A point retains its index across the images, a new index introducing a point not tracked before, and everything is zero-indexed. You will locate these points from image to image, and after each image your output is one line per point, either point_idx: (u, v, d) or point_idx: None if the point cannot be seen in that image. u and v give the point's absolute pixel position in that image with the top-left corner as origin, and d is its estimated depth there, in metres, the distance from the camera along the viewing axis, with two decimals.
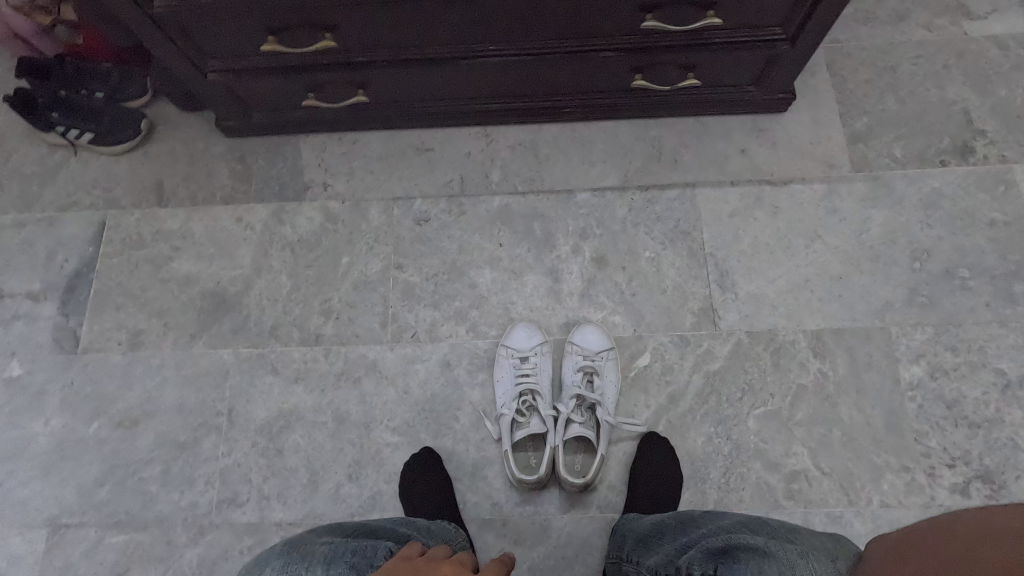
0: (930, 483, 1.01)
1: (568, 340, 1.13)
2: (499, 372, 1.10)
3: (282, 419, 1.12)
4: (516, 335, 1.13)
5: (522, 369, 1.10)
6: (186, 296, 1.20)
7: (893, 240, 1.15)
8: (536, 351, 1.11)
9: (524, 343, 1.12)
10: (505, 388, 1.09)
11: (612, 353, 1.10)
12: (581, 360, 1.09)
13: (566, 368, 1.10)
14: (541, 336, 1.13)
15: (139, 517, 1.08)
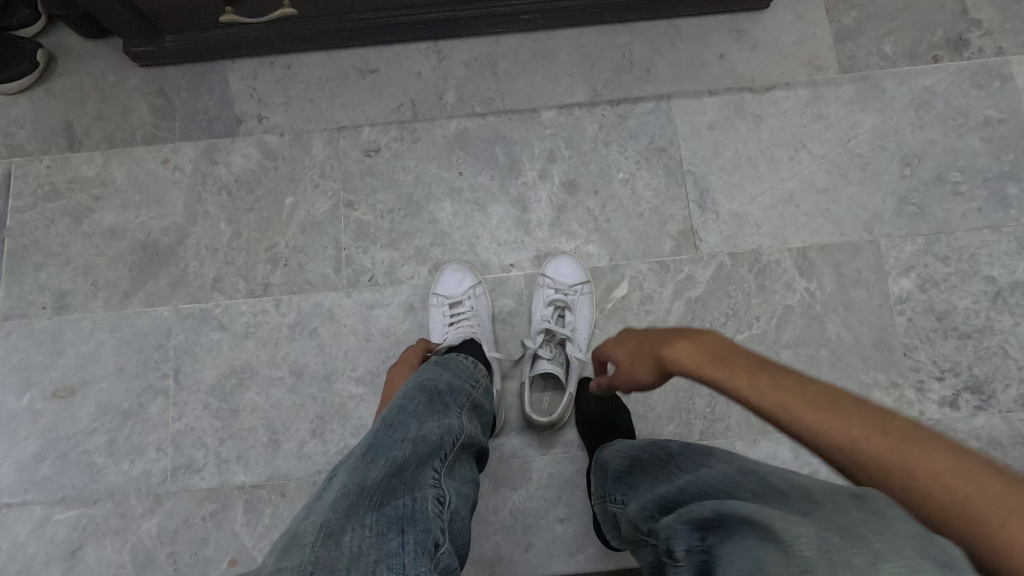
0: (919, 398, 0.98)
1: (540, 273, 1.04)
2: (432, 323, 1.02)
3: (235, 377, 1.03)
4: (446, 280, 1.03)
5: (455, 315, 1.01)
6: (114, 251, 1.08)
7: (882, 145, 1.07)
8: (468, 295, 1.02)
9: (456, 287, 1.02)
10: (439, 337, 1.01)
11: (588, 288, 1.02)
12: (553, 293, 1.01)
13: (536, 301, 1.02)
14: (474, 278, 1.03)
15: (87, 491, 0.99)
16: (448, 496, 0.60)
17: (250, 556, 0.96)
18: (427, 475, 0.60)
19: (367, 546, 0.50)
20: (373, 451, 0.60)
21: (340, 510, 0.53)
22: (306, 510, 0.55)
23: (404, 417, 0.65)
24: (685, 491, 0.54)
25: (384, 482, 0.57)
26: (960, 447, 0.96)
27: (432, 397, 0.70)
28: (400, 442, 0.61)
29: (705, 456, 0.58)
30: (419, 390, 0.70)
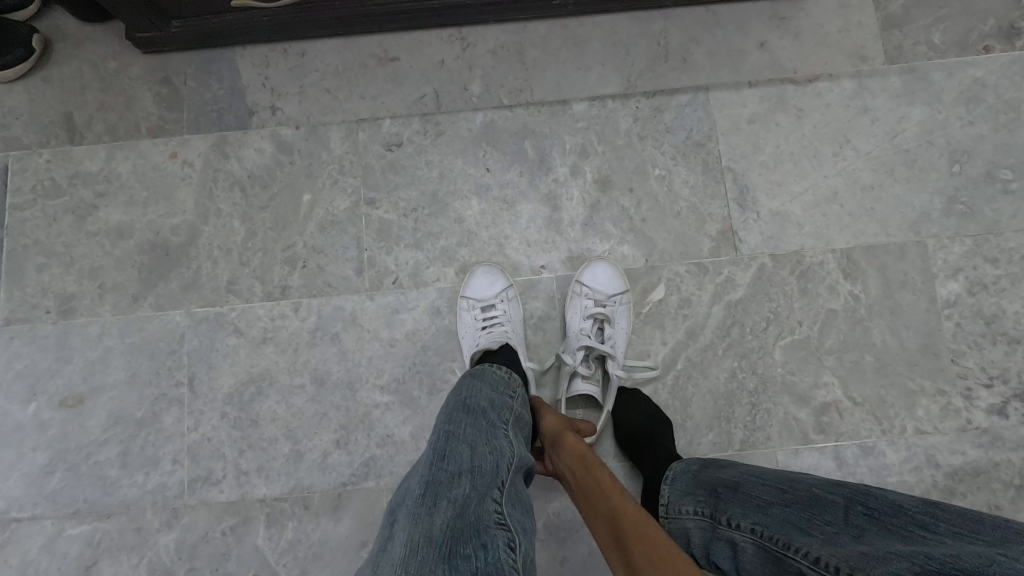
0: (966, 406, 0.95)
1: (576, 280, 0.99)
2: (461, 326, 0.98)
3: (253, 385, 0.98)
4: (476, 283, 0.99)
5: (487, 319, 0.96)
6: (121, 251, 1.02)
7: (930, 141, 1.02)
8: (501, 298, 0.98)
9: (488, 290, 0.98)
10: (470, 343, 0.97)
11: (626, 297, 0.98)
12: (592, 305, 0.97)
13: (573, 312, 0.98)
14: (506, 280, 0.99)
15: (100, 505, 0.95)
16: (517, 534, 0.57)
17: (273, 572, 0.92)
18: (489, 511, 0.59)
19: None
20: (432, 494, 0.59)
21: (415, 567, 0.52)
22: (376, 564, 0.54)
23: (456, 448, 0.65)
24: (892, 545, 0.50)
25: (449, 529, 0.56)
26: (1008, 457, 0.93)
27: (476, 418, 0.70)
28: (456, 480, 0.61)
29: (893, 504, 0.54)
30: (463, 411, 0.70)
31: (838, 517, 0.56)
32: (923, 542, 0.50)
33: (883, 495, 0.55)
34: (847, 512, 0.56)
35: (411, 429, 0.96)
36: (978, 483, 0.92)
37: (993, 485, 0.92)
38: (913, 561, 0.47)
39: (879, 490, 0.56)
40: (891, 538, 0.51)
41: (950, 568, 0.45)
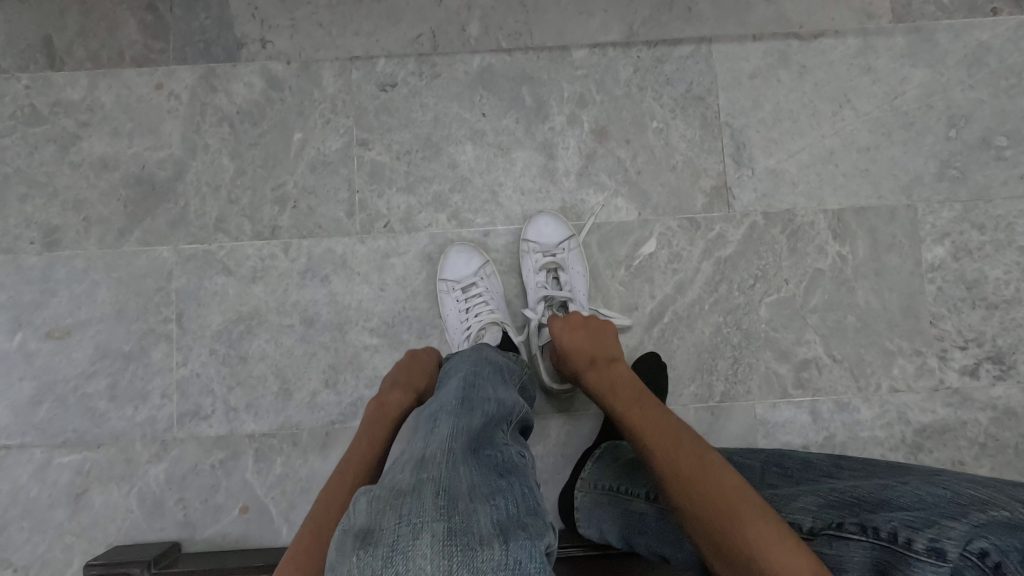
0: (940, 367, 0.98)
1: (522, 237, 1.00)
2: (445, 311, 0.97)
3: (242, 323, 0.98)
4: (452, 263, 0.98)
5: (469, 300, 0.96)
6: (106, 184, 1.00)
7: (929, 104, 1.01)
8: (480, 276, 0.98)
9: (465, 270, 0.97)
10: (458, 326, 0.97)
11: (574, 242, 0.98)
12: (542, 257, 0.97)
13: (526, 269, 0.99)
14: (481, 257, 0.99)
15: (89, 436, 0.96)
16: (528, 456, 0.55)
17: (262, 504, 0.95)
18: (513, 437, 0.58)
19: (478, 480, 0.47)
20: (465, 403, 0.58)
21: (461, 451, 0.50)
22: (416, 446, 0.52)
23: (483, 381, 0.63)
24: (803, 488, 0.54)
25: (484, 431, 0.55)
26: (976, 416, 0.96)
27: (497, 367, 0.70)
28: (489, 398, 0.60)
29: (803, 461, 0.59)
30: (489, 363, 0.69)
31: (754, 477, 0.61)
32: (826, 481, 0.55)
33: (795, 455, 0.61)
34: (763, 472, 0.61)
35: None
36: (944, 440, 0.96)
37: (959, 442, 0.96)
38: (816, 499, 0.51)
39: (785, 451, 0.62)
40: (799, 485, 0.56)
41: (849, 496, 0.49)
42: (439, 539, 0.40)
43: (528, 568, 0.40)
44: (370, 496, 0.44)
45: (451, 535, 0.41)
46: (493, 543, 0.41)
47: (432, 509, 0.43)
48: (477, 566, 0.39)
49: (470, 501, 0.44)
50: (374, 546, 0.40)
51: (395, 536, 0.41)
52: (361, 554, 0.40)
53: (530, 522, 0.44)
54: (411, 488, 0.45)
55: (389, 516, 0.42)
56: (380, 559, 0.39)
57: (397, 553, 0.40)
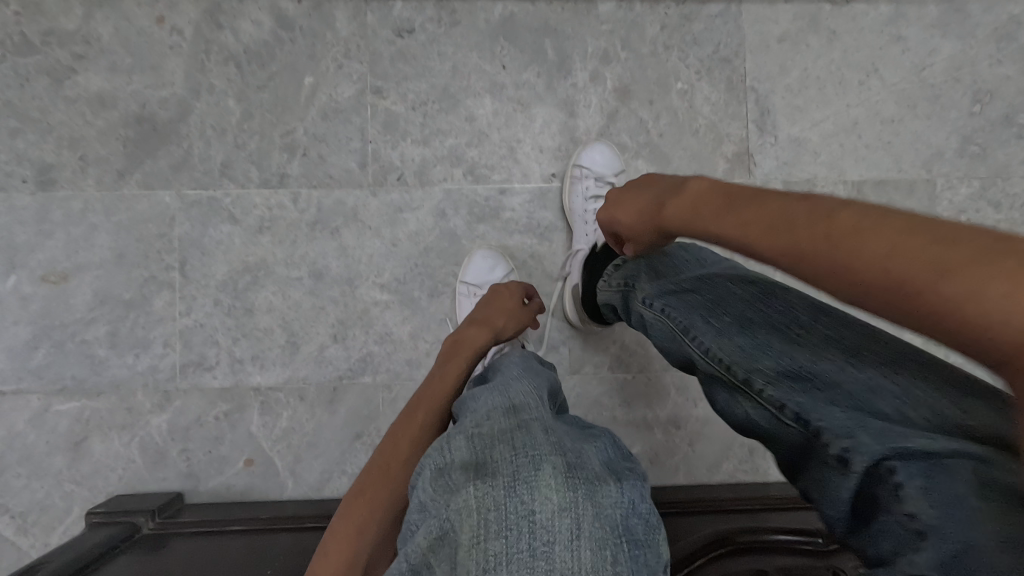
0: (946, 342, 0.99)
1: (574, 163, 0.96)
2: (460, 312, 0.95)
3: (248, 274, 0.95)
4: (476, 265, 0.95)
5: None
6: (103, 122, 0.95)
7: (956, 78, 1.00)
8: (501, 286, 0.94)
9: (488, 276, 0.94)
10: None
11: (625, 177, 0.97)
12: (598, 184, 0.95)
13: (579, 194, 0.95)
14: (507, 266, 0.95)
15: (89, 383, 0.93)
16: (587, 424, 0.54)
17: (267, 457, 0.94)
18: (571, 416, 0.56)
19: (570, 429, 0.46)
20: (532, 372, 0.57)
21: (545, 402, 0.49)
22: (494, 397, 0.49)
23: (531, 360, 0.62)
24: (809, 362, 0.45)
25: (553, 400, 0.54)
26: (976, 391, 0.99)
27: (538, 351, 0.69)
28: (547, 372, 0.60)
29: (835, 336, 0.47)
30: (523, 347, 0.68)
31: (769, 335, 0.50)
32: (850, 358, 0.44)
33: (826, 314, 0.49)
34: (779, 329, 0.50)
35: (410, 330, 0.96)
36: None
37: None
38: (827, 387, 0.43)
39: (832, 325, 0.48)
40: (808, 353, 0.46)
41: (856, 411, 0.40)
42: (561, 472, 0.39)
43: (642, 509, 0.39)
44: (472, 433, 0.42)
45: (571, 469, 0.39)
46: (610, 481, 0.40)
47: (545, 443, 0.41)
48: (599, 500, 0.38)
49: (576, 442, 0.43)
50: (491, 478, 0.38)
51: (513, 468, 0.39)
52: (480, 485, 0.38)
53: (632, 464, 0.43)
54: (514, 426, 0.43)
55: (500, 450, 0.40)
56: (503, 489, 0.38)
57: (518, 483, 0.38)
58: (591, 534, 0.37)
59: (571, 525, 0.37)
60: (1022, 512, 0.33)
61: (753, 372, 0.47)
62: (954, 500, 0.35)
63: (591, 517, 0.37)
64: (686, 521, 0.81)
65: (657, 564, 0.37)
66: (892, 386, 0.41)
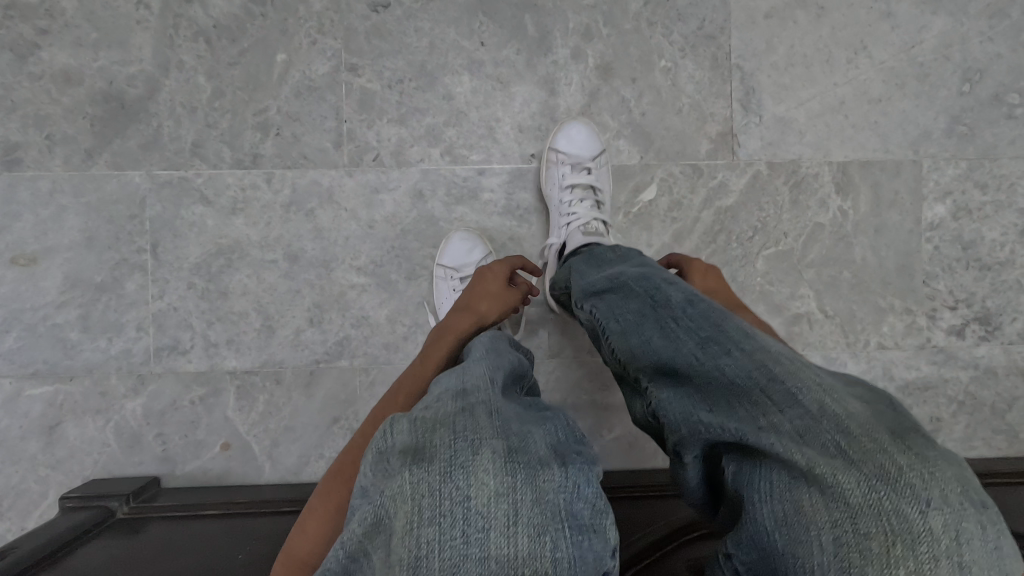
0: (928, 325, 0.98)
1: (550, 146, 0.94)
2: (438, 296, 0.94)
3: (221, 256, 0.93)
4: (453, 248, 0.93)
5: (464, 291, 0.93)
6: (70, 100, 0.92)
7: (946, 56, 0.98)
8: (479, 269, 0.93)
9: (466, 259, 0.93)
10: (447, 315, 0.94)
11: (602, 157, 0.95)
12: (574, 166, 0.92)
13: (556, 178, 0.93)
14: (485, 248, 0.94)
15: (62, 367, 0.92)
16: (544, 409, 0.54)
17: (244, 441, 0.93)
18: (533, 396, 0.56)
19: (522, 411, 0.46)
20: (494, 351, 0.55)
21: (500, 384, 0.48)
22: (451, 381, 0.48)
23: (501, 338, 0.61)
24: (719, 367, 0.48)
25: (513, 380, 0.53)
26: (957, 374, 0.98)
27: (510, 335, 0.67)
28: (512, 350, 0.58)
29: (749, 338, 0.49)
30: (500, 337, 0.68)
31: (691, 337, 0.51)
32: (737, 367, 0.47)
33: (728, 319, 0.51)
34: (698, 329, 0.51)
35: (387, 313, 0.95)
36: (925, 397, 0.98)
37: (938, 399, 0.98)
38: (714, 402, 0.47)
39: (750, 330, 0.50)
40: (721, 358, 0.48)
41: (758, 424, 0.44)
42: (500, 456, 0.39)
43: (587, 493, 0.39)
44: (413, 416, 0.42)
45: (510, 453, 0.39)
46: (553, 465, 0.40)
47: (488, 426, 0.41)
48: (540, 486, 0.38)
49: (523, 424, 0.43)
50: (428, 463, 0.38)
51: (452, 452, 0.39)
52: (413, 471, 0.38)
53: (582, 448, 0.43)
54: (459, 409, 0.43)
55: (440, 433, 0.40)
56: (438, 475, 0.38)
57: (455, 468, 0.38)
58: (527, 521, 0.37)
59: (507, 512, 0.37)
60: (882, 520, 0.39)
61: (650, 382, 0.52)
62: (799, 529, 0.41)
63: (528, 503, 0.38)
64: (663, 505, 0.81)
65: (599, 548, 0.38)
66: (800, 395, 0.44)
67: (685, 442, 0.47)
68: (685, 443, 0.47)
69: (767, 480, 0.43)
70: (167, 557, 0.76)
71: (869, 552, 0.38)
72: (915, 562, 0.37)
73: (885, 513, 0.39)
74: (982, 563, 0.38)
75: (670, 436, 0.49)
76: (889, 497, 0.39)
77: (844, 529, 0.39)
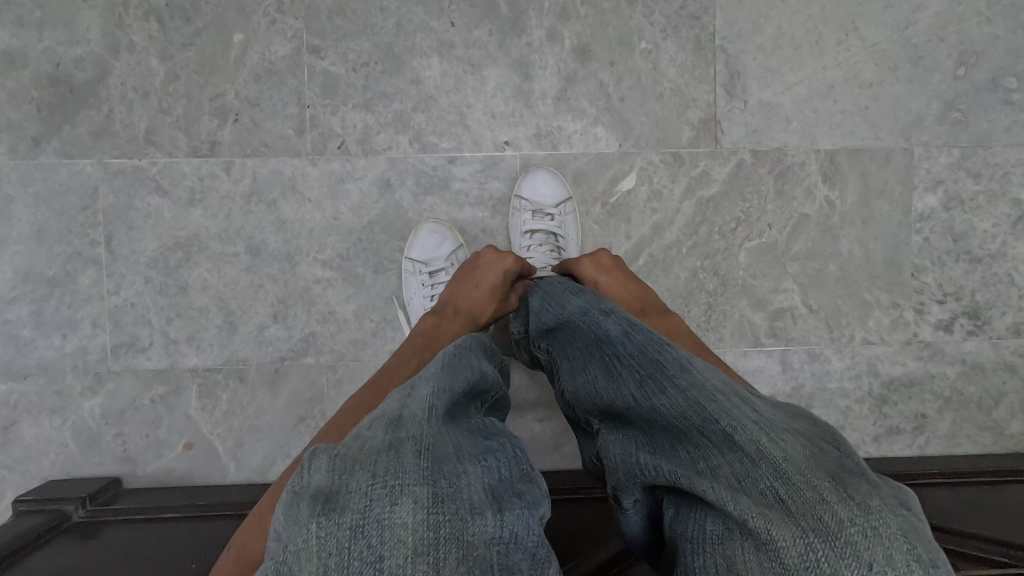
0: (916, 320, 0.95)
1: (514, 193, 0.92)
2: (407, 292, 0.90)
3: (180, 249, 0.89)
4: (422, 242, 0.89)
5: (434, 286, 0.90)
6: (14, 84, 0.87)
7: (941, 37, 0.93)
8: (449, 263, 0.89)
9: (435, 253, 0.89)
10: (417, 312, 0.90)
11: (570, 205, 0.91)
12: (537, 218, 0.90)
13: (518, 227, 0.92)
14: (455, 241, 0.90)
15: (15, 366, 0.88)
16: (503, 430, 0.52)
17: (207, 441, 0.90)
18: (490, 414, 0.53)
19: (466, 440, 0.44)
20: (450, 365, 0.50)
21: (443, 410, 0.45)
22: (391, 404, 0.46)
23: (467, 344, 0.56)
24: (657, 405, 0.47)
25: (466, 399, 0.49)
26: (944, 370, 0.95)
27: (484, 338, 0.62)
28: (473, 363, 0.53)
29: (688, 370, 0.48)
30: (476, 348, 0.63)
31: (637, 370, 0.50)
32: (673, 407, 0.46)
33: (667, 348, 0.50)
34: (643, 364, 0.50)
35: (355, 309, 0.91)
36: (910, 392, 0.95)
37: (923, 395, 0.95)
38: (656, 446, 0.47)
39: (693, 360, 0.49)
40: (659, 394, 0.47)
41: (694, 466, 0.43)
42: (422, 506, 0.37)
43: (524, 543, 0.39)
44: (334, 453, 0.40)
45: (435, 503, 0.38)
46: (485, 513, 0.38)
47: (411, 469, 0.39)
48: (467, 539, 0.37)
49: (458, 461, 0.41)
50: (338, 515, 0.37)
51: (367, 502, 0.37)
52: (322, 522, 0.36)
53: (526, 488, 0.42)
54: (386, 446, 0.41)
55: (357, 477, 0.39)
56: (348, 528, 0.36)
57: (367, 522, 0.37)
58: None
59: (427, 572, 0.36)
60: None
61: (601, 425, 0.54)
62: None
63: (451, 560, 0.36)
64: None
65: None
66: (740, 436, 0.43)
67: (624, 486, 0.49)
68: (625, 487, 0.49)
69: (702, 531, 0.42)
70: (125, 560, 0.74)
71: None
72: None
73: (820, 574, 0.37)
74: None
75: (614, 479, 0.51)
76: (828, 557, 0.37)
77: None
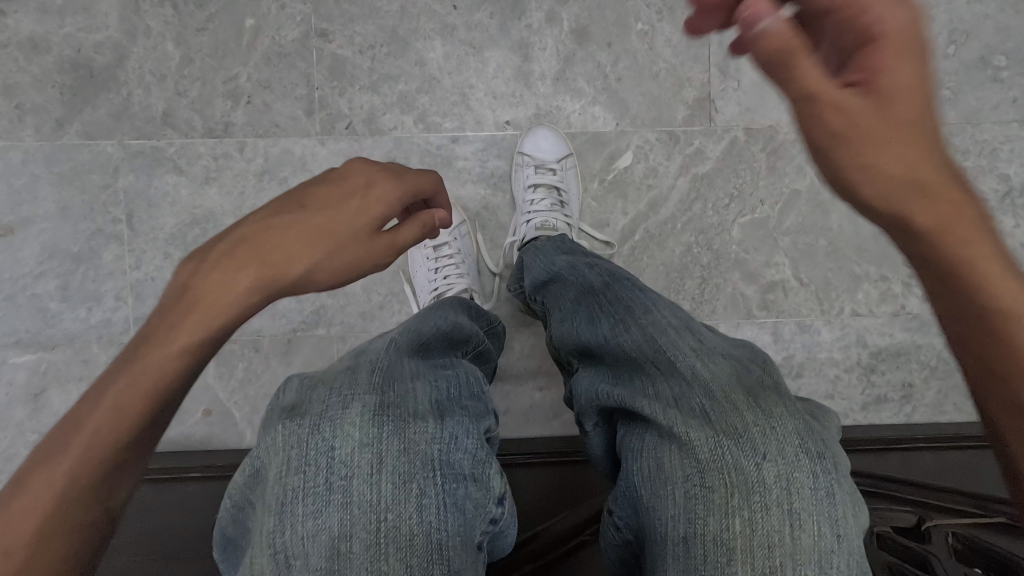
0: (904, 293, 0.98)
1: (518, 150, 0.95)
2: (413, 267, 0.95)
3: (196, 226, 0.94)
4: None
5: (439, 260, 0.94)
6: (38, 69, 0.91)
7: (931, 16, 0.95)
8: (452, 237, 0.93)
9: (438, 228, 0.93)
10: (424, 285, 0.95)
11: (571, 161, 0.95)
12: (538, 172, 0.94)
13: (519, 182, 0.95)
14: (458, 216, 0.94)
15: (44, 336, 0.94)
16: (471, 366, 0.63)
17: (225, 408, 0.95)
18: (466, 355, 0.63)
19: (423, 367, 0.55)
20: (421, 316, 0.63)
21: (405, 344, 0.56)
22: (367, 345, 0.58)
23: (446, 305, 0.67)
24: (621, 340, 0.56)
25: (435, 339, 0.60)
26: (931, 341, 0.99)
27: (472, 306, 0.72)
28: (447, 316, 0.64)
29: (650, 312, 0.58)
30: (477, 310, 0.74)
31: (614, 310, 0.60)
32: (634, 342, 0.56)
33: (638, 295, 0.60)
34: (615, 308, 0.60)
35: (363, 282, 0.95)
36: (897, 363, 0.99)
37: (911, 365, 0.99)
38: (618, 376, 0.55)
39: (656, 303, 0.59)
40: (624, 330, 0.57)
41: (645, 389, 0.52)
42: (370, 411, 0.48)
43: (462, 445, 0.49)
44: (304, 376, 0.51)
45: (381, 408, 0.48)
46: (428, 419, 0.49)
47: (365, 382, 0.49)
48: (409, 436, 0.48)
49: (409, 380, 0.52)
50: (302, 417, 0.47)
51: (323, 408, 0.47)
52: (288, 423, 0.46)
53: (467, 405, 0.53)
54: (347, 368, 0.51)
55: (321, 390, 0.49)
56: (308, 426, 0.46)
57: (323, 421, 0.46)
58: (393, 466, 0.46)
59: (371, 460, 0.46)
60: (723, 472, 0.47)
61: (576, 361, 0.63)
62: (660, 481, 0.48)
63: (394, 451, 0.47)
64: None
65: (476, 494, 0.48)
66: (685, 366, 0.52)
67: (584, 411, 0.58)
68: (586, 412, 0.58)
69: (643, 441, 0.51)
70: (173, 561, 0.79)
71: (713, 505, 0.46)
72: (749, 509, 0.45)
73: (728, 467, 0.47)
74: (822, 514, 0.45)
75: (579, 406, 0.59)
76: (733, 452, 0.47)
77: (694, 482, 0.47)
